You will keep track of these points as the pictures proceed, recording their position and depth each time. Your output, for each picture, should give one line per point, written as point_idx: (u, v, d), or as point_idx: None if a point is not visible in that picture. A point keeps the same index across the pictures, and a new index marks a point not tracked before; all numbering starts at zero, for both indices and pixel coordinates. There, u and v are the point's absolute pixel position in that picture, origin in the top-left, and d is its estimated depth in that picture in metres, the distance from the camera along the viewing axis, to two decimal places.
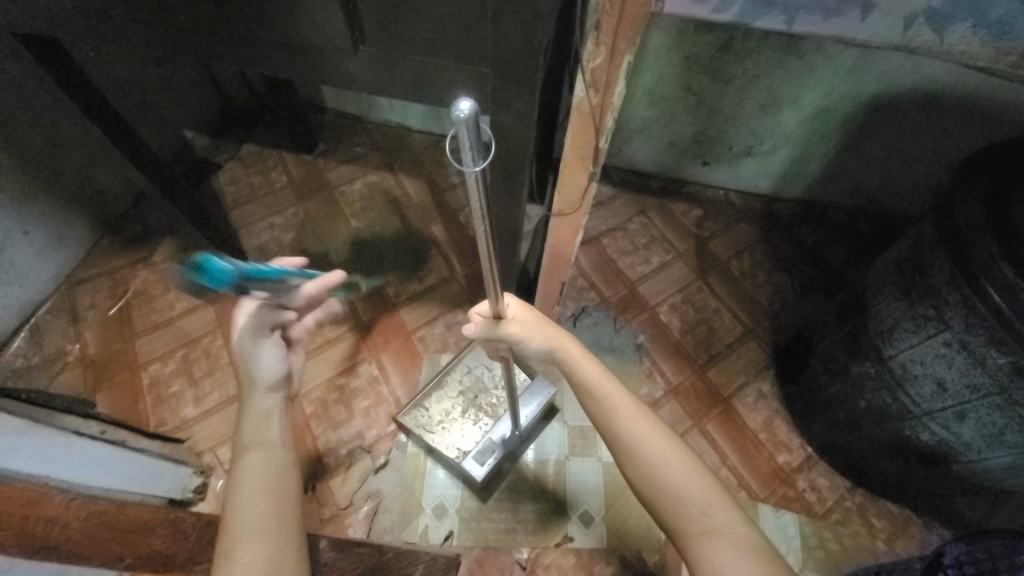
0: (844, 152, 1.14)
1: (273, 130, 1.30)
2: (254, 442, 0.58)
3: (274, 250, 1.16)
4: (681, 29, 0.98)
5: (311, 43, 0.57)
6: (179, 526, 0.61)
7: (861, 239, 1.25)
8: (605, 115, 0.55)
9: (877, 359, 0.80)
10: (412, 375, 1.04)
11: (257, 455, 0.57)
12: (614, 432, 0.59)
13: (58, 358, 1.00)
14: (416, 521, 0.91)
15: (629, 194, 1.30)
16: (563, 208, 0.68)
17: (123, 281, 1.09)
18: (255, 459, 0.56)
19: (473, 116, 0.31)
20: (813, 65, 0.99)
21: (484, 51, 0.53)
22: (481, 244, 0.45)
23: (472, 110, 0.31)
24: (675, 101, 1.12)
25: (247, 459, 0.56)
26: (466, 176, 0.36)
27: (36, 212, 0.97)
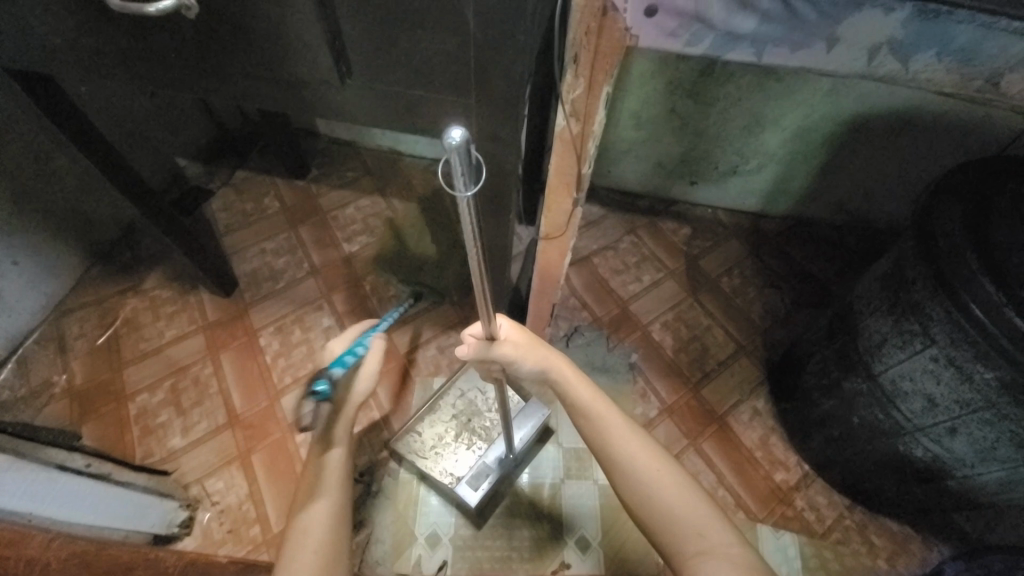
0: (827, 170, 1.17)
1: (267, 157, 1.32)
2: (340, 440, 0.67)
3: (265, 275, 1.16)
4: (662, 55, 1.01)
5: (300, 77, 0.58)
6: (160, 566, 0.59)
7: (846, 254, 1.27)
8: (587, 142, 0.56)
9: (867, 375, 0.80)
10: (405, 399, 1.03)
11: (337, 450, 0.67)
12: (608, 452, 0.59)
13: (44, 389, 0.99)
14: (409, 551, 0.88)
15: (619, 214, 1.31)
16: (550, 231, 0.69)
17: (112, 309, 1.08)
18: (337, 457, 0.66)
19: (465, 144, 0.31)
20: (792, 88, 1.02)
21: (468, 82, 0.54)
22: (472, 265, 0.46)
23: (464, 138, 0.32)
24: (660, 124, 1.14)
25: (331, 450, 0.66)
26: (459, 201, 0.36)
27: (25, 243, 0.97)
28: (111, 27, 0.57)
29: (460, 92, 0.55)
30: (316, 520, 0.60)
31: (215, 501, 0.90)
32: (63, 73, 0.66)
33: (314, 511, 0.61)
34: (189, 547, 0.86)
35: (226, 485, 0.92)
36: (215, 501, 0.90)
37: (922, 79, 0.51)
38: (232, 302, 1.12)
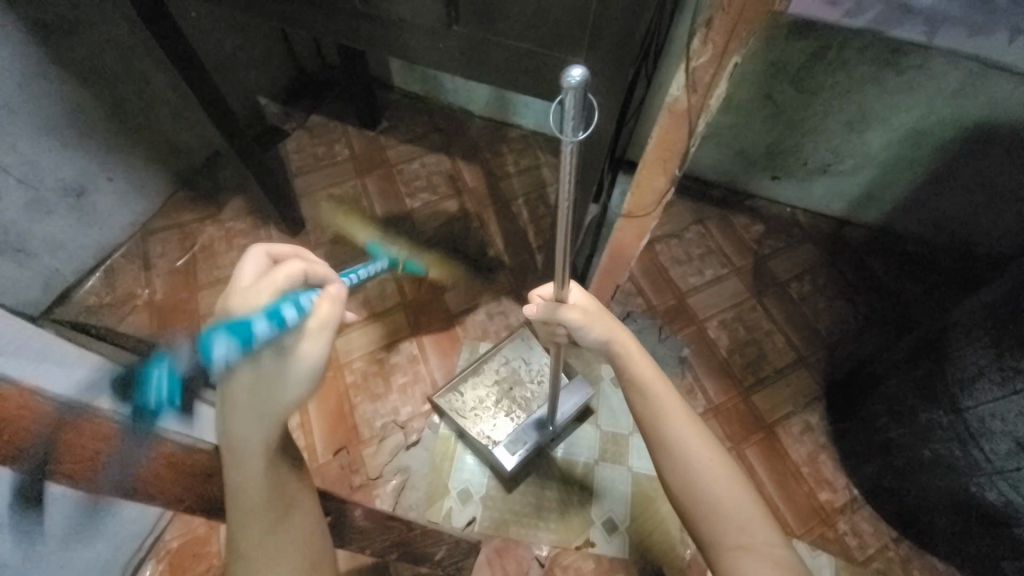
0: (933, 179, 1.06)
1: (340, 104, 1.33)
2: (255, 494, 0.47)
3: (331, 220, 1.19)
4: (771, 33, 0.92)
5: (400, 19, 0.56)
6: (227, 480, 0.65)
7: (935, 276, 1.16)
8: (700, 117, 0.52)
9: (950, 408, 0.74)
10: (450, 359, 1.05)
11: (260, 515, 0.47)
12: (658, 434, 0.57)
13: (128, 300, 1.07)
14: (441, 502, 0.92)
15: (689, 202, 1.25)
16: (633, 209, 0.66)
17: (191, 234, 1.14)
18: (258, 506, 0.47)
19: (583, 85, 0.29)
20: (914, 83, 0.92)
21: (577, 37, 0.51)
22: (562, 220, 0.44)
23: (582, 79, 0.29)
24: (753, 109, 1.06)
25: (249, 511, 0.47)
26: (564, 146, 0.34)
27: (122, 161, 1.03)
28: None
29: (566, 50, 0.52)
30: None
31: None
32: None
33: None
34: None
35: None
36: None
37: None
38: (299, 242, 1.16)
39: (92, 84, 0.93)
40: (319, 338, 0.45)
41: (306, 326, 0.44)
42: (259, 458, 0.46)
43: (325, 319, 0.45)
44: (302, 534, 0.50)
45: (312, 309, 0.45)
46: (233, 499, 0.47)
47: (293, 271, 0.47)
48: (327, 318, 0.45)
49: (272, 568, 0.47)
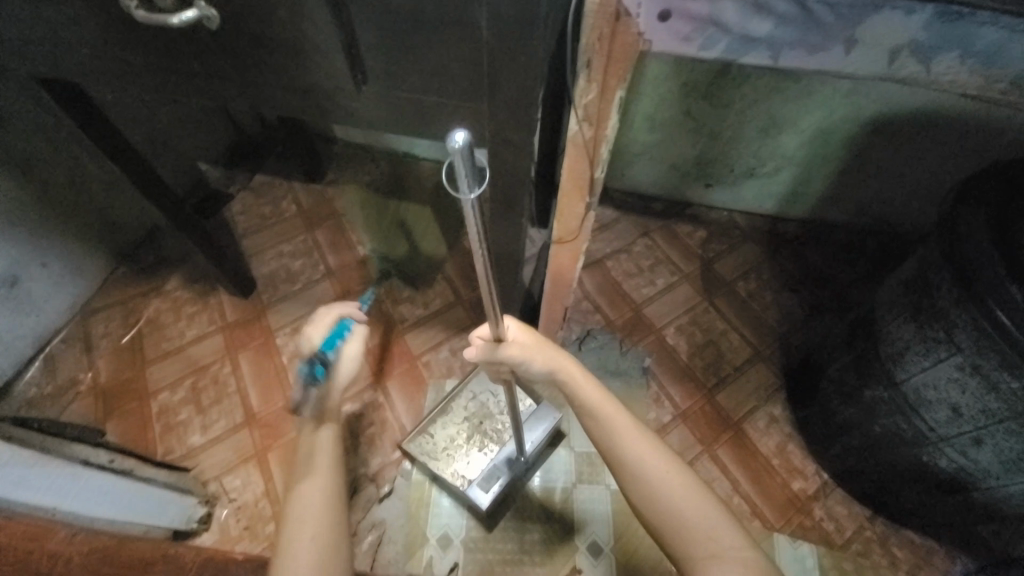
0: (846, 171, 1.15)
1: (284, 162, 1.34)
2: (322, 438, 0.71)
3: (282, 277, 1.18)
4: (677, 58, 0.99)
5: (315, 84, 0.59)
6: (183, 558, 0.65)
7: (866, 258, 1.24)
8: (599, 146, 0.55)
9: (889, 383, 0.78)
10: (417, 400, 1.04)
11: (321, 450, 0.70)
12: (614, 454, 0.58)
13: (71, 387, 1.02)
14: (421, 551, 0.89)
15: (632, 217, 1.30)
16: (562, 235, 0.68)
17: (136, 309, 1.11)
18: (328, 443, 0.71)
19: (467, 147, 0.32)
20: (809, 90, 1.01)
21: (481, 87, 0.54)
22: (479, 266, 0.46)
23: (466, 142, 0.32)
24: (675, 126, 1.13)
25: (315, 447, 0.70)
26: (463, 203, 0.37)
27: (55, 245, 1.00)
28: (139, 42, 0.59)
29: (473, 98, 0.56)
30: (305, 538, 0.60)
31: (233, 497, 0.93)
32: (87, 82, 0.67)
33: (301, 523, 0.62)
34: (207, 542, 0.88)
35: (243, 483, 0.94)
36: (232, 497, 0.93)
37: (944, 82, 0.47)
38: (251, 303, 1.14)
39: (22, 172, 0.92)
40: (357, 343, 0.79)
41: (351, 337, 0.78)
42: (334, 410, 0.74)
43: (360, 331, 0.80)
44: (337, 472, 0.69)
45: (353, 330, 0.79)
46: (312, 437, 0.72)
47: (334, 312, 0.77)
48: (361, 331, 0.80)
49: (303, 542, 0.60)
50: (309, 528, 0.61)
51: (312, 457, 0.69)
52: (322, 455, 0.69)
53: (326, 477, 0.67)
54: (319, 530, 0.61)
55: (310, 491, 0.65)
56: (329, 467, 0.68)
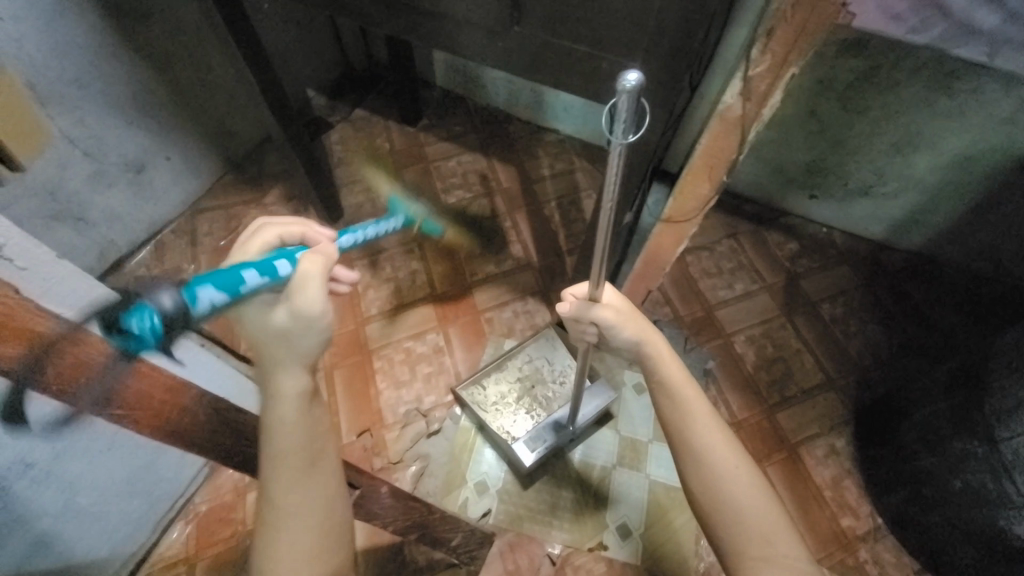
0: (981, 208, 1.03)
1: (384, 99, 1.37)
2: (284, 441, 0.49)
3: (368, 211, 1.23)
4: (821, 51, 0.91)
5: (461, 19, 0.59)
6: None
7: (977, 306, 1.13)
8: (753, 125, 0.52)
9: (985, 438, 0.72)
10: (475, 352, 1.07)
11: (287, 455, 0.50)
12: (683, 439, 0.58)
13: (175, 274, 1.13)
14: (457, 491, 0.93)
15: (722, 215, 1.24)
16: (673, 215, 0.67)
17: (237, 215, 1.19)
18: (293, 444, 0.50)
19: (636, 89, 0.32)
20: (965, 108, 0.90)
21: (632, 47, 0.52)
22: (603, 219, 0.45)
23: (636, 83, 0.32)
24: (796, 126, 1.05)
25: (277, 449, 0.50)
26: (612, 146, 0.37)
27: (178, 141, 1.09)
28: None
29: (620, 57, 0.54)
30: (287, 554, 0.49)
31: None
32: None
33: (280, 536, 0.49)
34: None
35: None
36: None
37: None
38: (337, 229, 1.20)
39: (160, 67, 0.99)
40: (313, 289, 0.48)
41: (293, 283, 0.48)
42: (295, 399, 0.50)
43: (314, 272, 0.49)
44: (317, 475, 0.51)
45: (296, 268, 0.49)
46: (267, 432, 0.50)
47: (272, 235, 0.53)
48: (316, 268, 0.49)
49: (284, 559, 0.49)
50: (294, 529, 0.50)
51: (271, 451, 0.50)
52: (285, 451, 0.50)
53: (300, 472, 0.50)
54: (310, 528, 0.50)
55: (283, 490, 0.50)
56: (300, 462, 0.50)
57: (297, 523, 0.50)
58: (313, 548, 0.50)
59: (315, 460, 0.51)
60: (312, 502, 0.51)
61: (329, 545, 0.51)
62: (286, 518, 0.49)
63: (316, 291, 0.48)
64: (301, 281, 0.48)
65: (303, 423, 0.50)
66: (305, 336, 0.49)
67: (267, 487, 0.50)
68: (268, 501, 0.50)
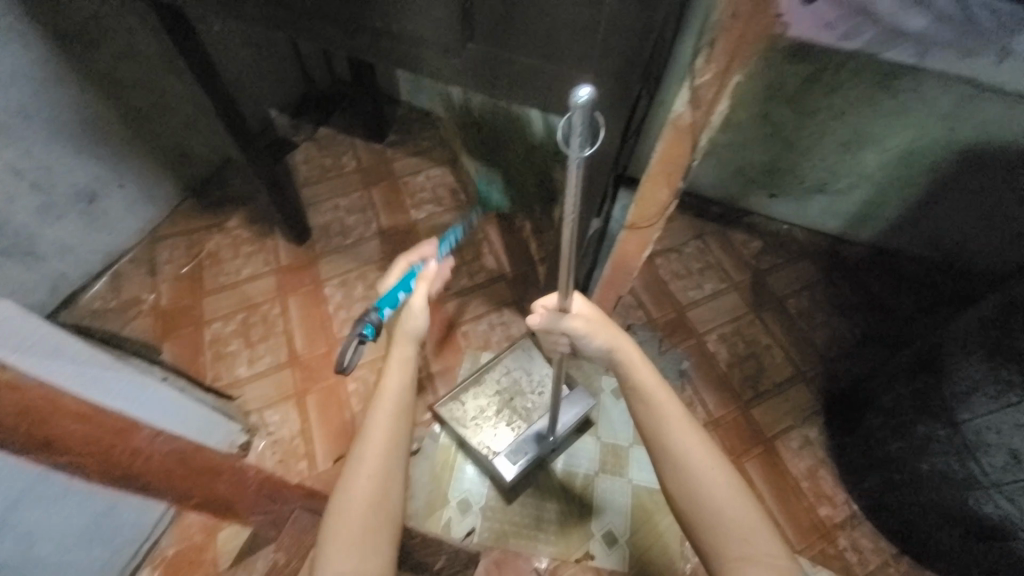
0: (928, 199, 1.08)
1: (349, 117, 1.36)
2: (389, 386, 0.64)
3: (336, 230, 1.21)
4: (769, 58, 0.95)
5: (415, 37, 0.59)
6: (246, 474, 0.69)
7: (932, 293, 1.18)
8: (702, 133, 0.54)
9: (947, 421, 0.75)
10: (452, 368, 1.06)
11: (387, 397, 0.63)
12: (659, 442, 0.58)
13: (133, 305, 1.08)
14: (440, 511, 0.91)
15: (688, 218, 1.27)
16: (636, 221, 0.68)
17: (198, 241, 1.16)
18: (393, 391, 0.63)
19: (589, 104, 0.32)
20: (906, 106, 0.95)
21: (585, 59, 0.53)
22: (567, 231, 0.45)
23: (589, 98, 0.33)
24: (751, 128, 1.09)
25: (382, 392, 0.63)
26: (569, 159, 0.37)
27: (133, 168, 1.05)
28: None
29: (574, 69, 0.54)
30: (359, 482, 0.58)
31: (270, 432, 0.98)
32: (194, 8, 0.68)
33: (359, 464, 0.59)
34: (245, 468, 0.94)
35: (281, 419, 0.99)
36: (270, 431, 0.98)
37: None
38: (304, 250, 1.17)
39: (110, 92, 0.96)
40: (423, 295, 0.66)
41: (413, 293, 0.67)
42: (403, 357, 0.66)
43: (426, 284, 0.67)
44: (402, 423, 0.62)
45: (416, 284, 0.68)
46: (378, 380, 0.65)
47: (401, 264, 0.71)
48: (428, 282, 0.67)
49: (356, 485, 0.57)
50: (364, 478, 0.58)
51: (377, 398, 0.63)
52: (385, 397, 0.63)
53: (390, 424, 0.61)
54: (373, 483, 0.58)
55: (375, 424, 0.61)
56: (392, 415, 0.62)
57: (367, 474, 0.58)
58: (379, 481, 0.58)
59: (403, 411, 0.63)
60: (393, 445, 0.61)
61: (391, 484, 0.59)
62: (363, 463, 0.59)
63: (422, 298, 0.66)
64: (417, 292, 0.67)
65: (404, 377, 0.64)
66: (417, 322, 0.66)
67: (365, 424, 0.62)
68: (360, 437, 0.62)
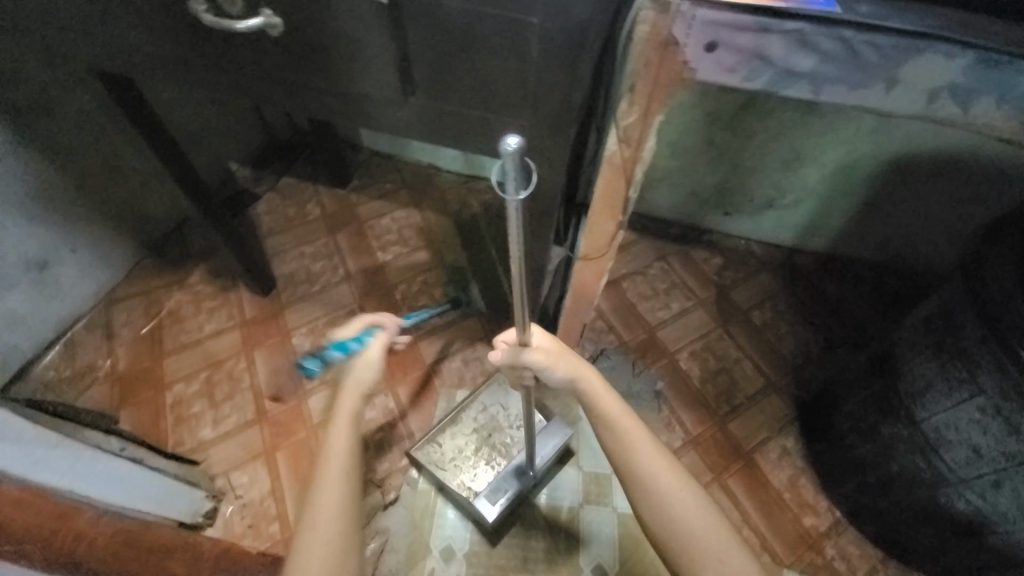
0: (868, 208, 1.15)
1: (311, 165, 1.37)
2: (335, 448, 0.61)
3: (302, 277, 1.20)
4: (705, 89, 1.02)
5: (360, 94, 0.61)
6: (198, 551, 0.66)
7: (884, 295, 1.24)
8: (636, 167, 0.58)
9: (908, 421, 0.77)
10: (427, 409, 1.04)
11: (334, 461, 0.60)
12: (629, 470, 0.58)
13: (88, 373, 1.04)
14: (423, 562, 0.88)
15: (650, 239, 1.31)
16: (589, 252, 0.70)
17: (158, 301, 1.13)
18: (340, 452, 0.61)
19: (519, 152, 0.34)
20: (835, 125, 1.02)
21: (523, 106, 0.56)
22: (516, 269, 0.47)
23: (518, 147, 0.34)
24: (698, 153, 1.15)
25: (327, 457, 0.61)
26: (507, 203, 0.38)
27: (86, 232, 1.03)
28: (195, 47, 0.61)
29: (514, 116, 0.57)
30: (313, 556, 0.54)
31: (239, 495, 0.93)
32: (141, 78, 0.69)
33: (311, 538, 0.56)
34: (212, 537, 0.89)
35: (250, 480, 0.95)
36: (238, 494, 0.93)
37: (978, 125, 0.48)
38: (269, 301, 1.16)
39: (61, 159, 0.94)
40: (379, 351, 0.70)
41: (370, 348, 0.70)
42: (348, 415, 0.64)
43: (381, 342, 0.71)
44: (352, 483, 0.60)
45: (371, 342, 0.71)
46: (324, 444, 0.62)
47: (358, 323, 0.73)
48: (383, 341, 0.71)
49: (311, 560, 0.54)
50: (321, 547, 0.55)
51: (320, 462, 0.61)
52: (332, 462, 0.60)
53: (340, 488, 0.59)
54: (332, 552, 0.55)
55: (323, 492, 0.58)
56: (343, 476, 0.59)
57: (324, 544, 0.55)
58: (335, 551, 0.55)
59: (354, 470, 0.61)
60: (345, 510, 0.58)
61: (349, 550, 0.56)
62: (317, 533, 0.56)
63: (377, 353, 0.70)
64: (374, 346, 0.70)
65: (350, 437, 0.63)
66: (365, 376, 0.68)
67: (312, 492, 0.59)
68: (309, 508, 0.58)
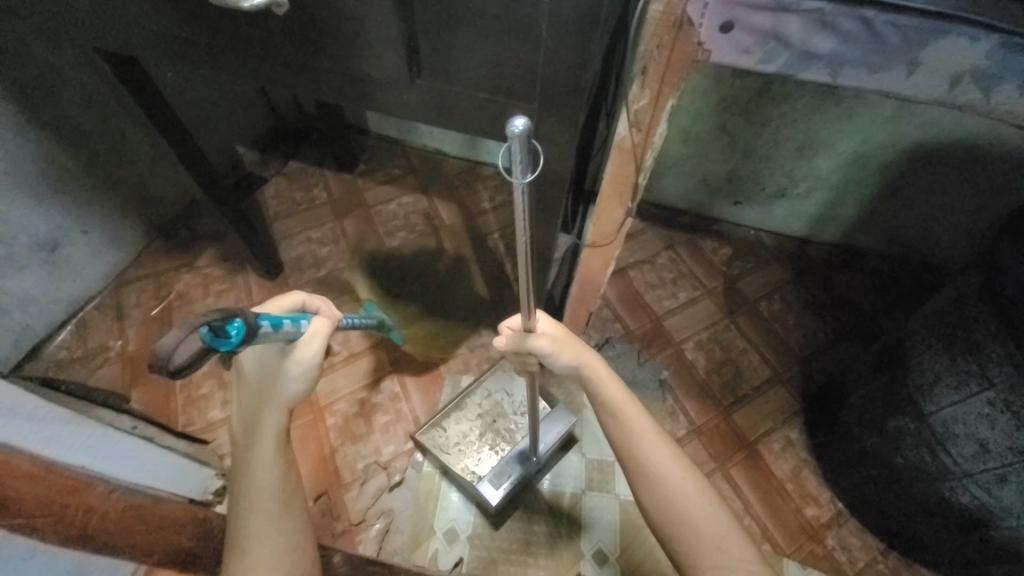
0: (883, 198, 1.13)
1: (318, 150, 1.37)
2: (261, 482, 0.54)
3: (309, 262, 1.20)
4: (719, 73, 0.99)
5: (367, 75, 0.60)
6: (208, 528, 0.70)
7: (895, 287, 1.22)
8: (646, 153, 0.57)
9: (915, 415, 0.76)
10: (433, 394, 1.05)
11: (262, 497, 0.54)
12: (631, 456, 0.58)
13: (99, 352, 1.05)
14: (427, 544, 0.89)
15: (658, 228, 1.30)
16: (596, 239, 0.70)
17: (167, 283, 1.14)
18: (266, 485, 0.54)
19: (526, 133, 0.33)
20: (851, 112, 1.00)
21: (532, 89, 0.55)
22: (522, 254, 0.46)
23: (524, 128, 0.33)
24: (709, 140, 1.13)
25: (254, 492, 0.54)
26: (514, 188, 0.37)
27: (96, 213, 1.03)
28: (201, 27, 0.61)
29: (522, 99, 0.56)
30: None
31: None
32: (149, 60, 0.69)
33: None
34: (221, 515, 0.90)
35: None
36: None
37: (1002, 112, 0.47)
38: (276, 285, 1.17)
39: (68, 140, 0.95)
40: (312, 349, 0.58)
41: (302, 338, 0.58)
42: (274, 438, 0.56)
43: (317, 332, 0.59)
44: (286, 514, 0.55)
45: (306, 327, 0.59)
46: (246, 476, 0.55)
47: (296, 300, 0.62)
48: (322, 331, 0.59)
49: None
50: None
51: (246, 498, 0.54)
52: (261, 497, 0.54)
53: (274, 525, 0.53)
54: None
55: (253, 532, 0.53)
56: (277, 510, 0.54)
57: None
58: None
59: (286, 501, 0.55)
60: (282, 543, 0.53)
61: None
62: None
63: (314, 346, 0.58)
64: (306, 339, 0.58)
65: (277, 466, 0.55)
66: (289, 387, 0.57)
67: (240, 531, 0.53)
68: (240, 547, 0.53)
